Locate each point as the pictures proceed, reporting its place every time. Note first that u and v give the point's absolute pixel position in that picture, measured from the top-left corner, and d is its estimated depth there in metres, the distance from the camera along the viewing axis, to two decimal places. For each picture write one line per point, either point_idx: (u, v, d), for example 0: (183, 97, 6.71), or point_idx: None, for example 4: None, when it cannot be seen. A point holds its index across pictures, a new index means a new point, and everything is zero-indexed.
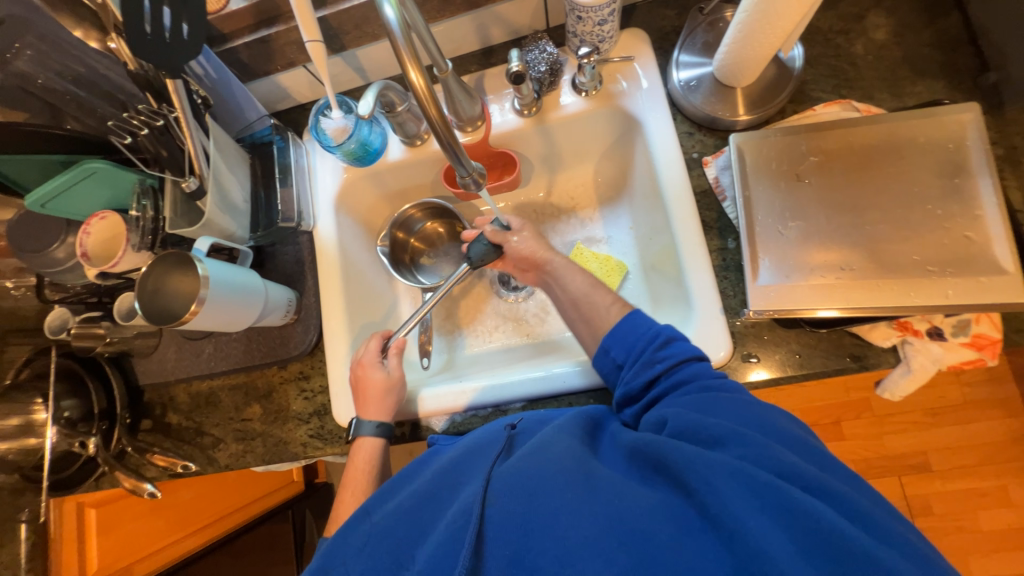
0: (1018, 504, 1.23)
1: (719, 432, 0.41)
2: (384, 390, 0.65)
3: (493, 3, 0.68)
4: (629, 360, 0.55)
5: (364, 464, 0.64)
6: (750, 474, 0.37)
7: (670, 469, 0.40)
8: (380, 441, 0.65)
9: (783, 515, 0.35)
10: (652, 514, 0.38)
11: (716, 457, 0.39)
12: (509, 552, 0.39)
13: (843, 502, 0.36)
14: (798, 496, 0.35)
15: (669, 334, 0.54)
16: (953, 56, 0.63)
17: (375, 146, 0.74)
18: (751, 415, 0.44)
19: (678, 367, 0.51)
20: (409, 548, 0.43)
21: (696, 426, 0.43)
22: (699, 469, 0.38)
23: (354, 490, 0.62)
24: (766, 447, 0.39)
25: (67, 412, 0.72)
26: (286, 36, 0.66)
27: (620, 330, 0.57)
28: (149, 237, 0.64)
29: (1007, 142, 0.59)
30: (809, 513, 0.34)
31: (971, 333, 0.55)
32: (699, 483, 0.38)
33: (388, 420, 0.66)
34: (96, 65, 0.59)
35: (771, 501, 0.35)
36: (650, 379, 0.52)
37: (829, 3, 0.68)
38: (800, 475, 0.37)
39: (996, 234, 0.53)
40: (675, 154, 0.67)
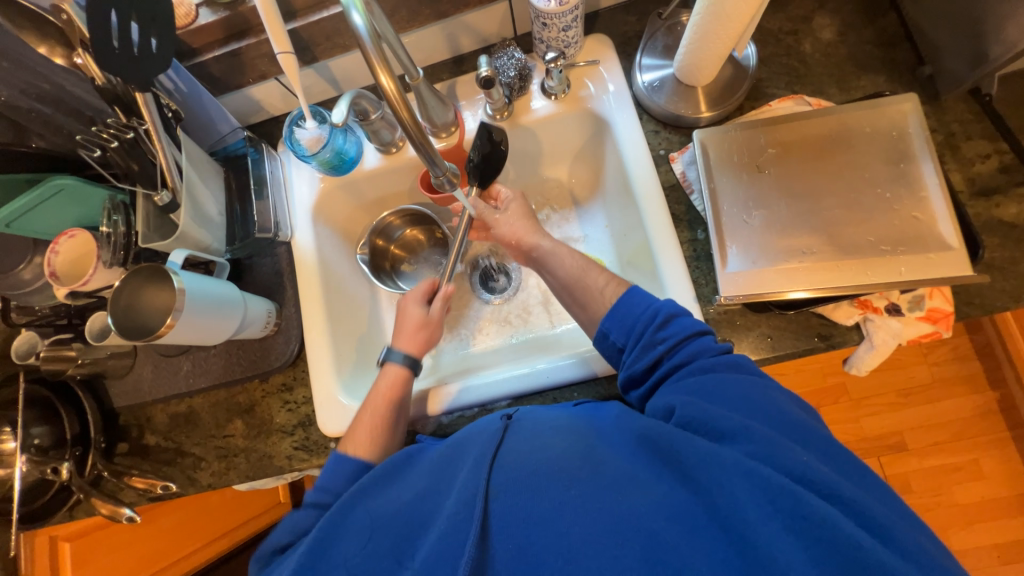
0: (990, 476, 1.28)
1: (728, 427, 0.43)
2: (420, 325, 0.70)
3: (461, 12, 0.70)
4: (630, 342, 0.55)
5: (389, 389, 0.65)
6: (767, 478, 0.38)
7: (681, 465, 0.42)
8: (408, 371, 0.67)
9: (793, 517, 0.36)
10: (661, 510, 0.39)
11: (731, 458, 0.40)
12: (514, 547, 0.40)
13: (854, 508, 0.37)
14: (814, 503, 0.36)
15: (668, 311, 0.55)
16: (892, 52, 0.68)
17: (350, 154, 0.75)
18: (758, 408, 0.45)
19: (678, 346, 0.52)
20: (410, 542, 0.43)
21: (701, 419, 0.44)
22: (712, 470, 0.40)
23: (371, 414, 0.63)
24: (776, 448, 0.40)
25: (37, 439, 0.68)
26: (256, 49, 0.67)
27: (622, 308, 0.57)
28: (121, 253, 0.63)
29: (945, 129, 0.64)
30: (825, 520, 0.35)
31: (925, 308, 0.59)
32: (712, 485, 0.39)
33: (418, 354, 0.69)
34: (62, 82, 0.58)
35: (784, 503, 0.37)
36: (652, 362, 0.53)
37: (777, 6, 0.72)
38: (813, 480, 0.38)
39: (940, 213, 0.57)
40: (644, 152, 0.70)
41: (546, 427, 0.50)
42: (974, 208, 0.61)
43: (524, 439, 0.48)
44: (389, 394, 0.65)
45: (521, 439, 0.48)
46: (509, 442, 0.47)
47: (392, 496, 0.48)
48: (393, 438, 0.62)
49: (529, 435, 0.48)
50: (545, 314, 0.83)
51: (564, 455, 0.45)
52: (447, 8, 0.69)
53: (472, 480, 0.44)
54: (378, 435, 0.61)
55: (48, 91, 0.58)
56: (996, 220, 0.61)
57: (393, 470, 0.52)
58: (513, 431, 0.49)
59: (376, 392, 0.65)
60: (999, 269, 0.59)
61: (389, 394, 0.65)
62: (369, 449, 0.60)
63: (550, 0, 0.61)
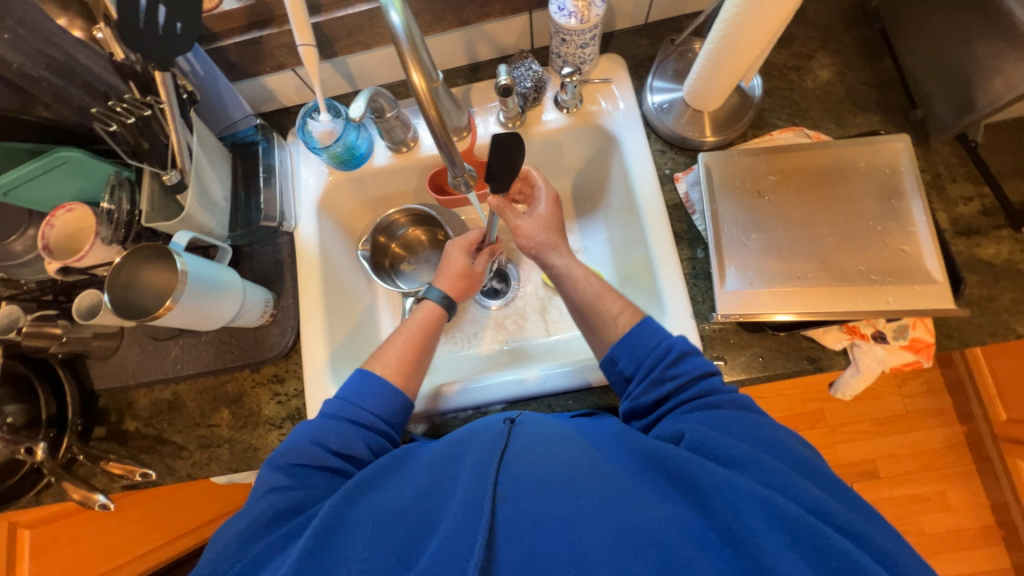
0: (955, 508, 1.32)
1: (739, 453, 0.44)
2: (462, 272, 0.71)
3: (483, 22, 0.72)
4: (638, 374, 0.56)
5: (422, 323, 0.67)
6: (785, 508, 0.39)
7: (691, 486, 0.43)
8: (443, 311, 0.69)
9: (805, 546, 0.38)
10: (671, 527, 0.40)
11: (746, 484, 0.41)
12: (522, 553, 0.41)
13: (867, 542, 0.39)
14: (832, 536, 0.37)
15: (680, 349, 0.55)
16: (887, 94, 0.72)
17: (361, 150, 0.76)
18: (762, 439, 0.46)
19: (689, 384, 0.53)
20: (417, 541, 0.44)
21: (709, 445, 0.45)
22: (727, 495, 0.41)
23: (404, 340, 0.65)
24: (786, 477, 0.42)
25: (11, 417, 0.65)
26: (278, 39, 0.68)
27: (633, 338, 0.57)
28: (122, 231, 0.62)
29: (933, 170, 0.68)
30: (842, 553, 0.37)
31: (908, 337, 0.61)
32: (726, 508, 0.40)
33: (454, 298, 0.71)
34: (74, 53, 0.57)
35: (799, 533, 0.38)
36: (660, 397, 0.54)
37: (782, 43, 0.76)
38: (827, 513, 0.39)
39: (926, 248, 0.60)
40: (650, 170, 0.72)
41: (548, 436, 0.51)
42: (957, 246, 0.65)
43: (534, 446, 0.49)
44: (425, 326, 0.67)
45: (526, 444, 0.49)
46: (514, 447, 0.49)
47: (393, 493, 0.48)
48: (421, 365, 0.64)
49: (537, 443, 0.49)
50: (540, 322, 0.84)
51: (571, 466, 0.46)
52: (470, 17, 0.70)
53: (480, 483, 0.45)
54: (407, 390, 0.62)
55: (60, 61, 0.56)
56: (977, 259, 0.64)
57: (391, 465, 0.51)
58: (517, 439, 0.50)
59: (411, 320, 0.68)
60: (977, 305, 0.63)
61: (425, 326, 0.67)
62: (397, 373, 0.62)
63: (571, 17, 0.63)
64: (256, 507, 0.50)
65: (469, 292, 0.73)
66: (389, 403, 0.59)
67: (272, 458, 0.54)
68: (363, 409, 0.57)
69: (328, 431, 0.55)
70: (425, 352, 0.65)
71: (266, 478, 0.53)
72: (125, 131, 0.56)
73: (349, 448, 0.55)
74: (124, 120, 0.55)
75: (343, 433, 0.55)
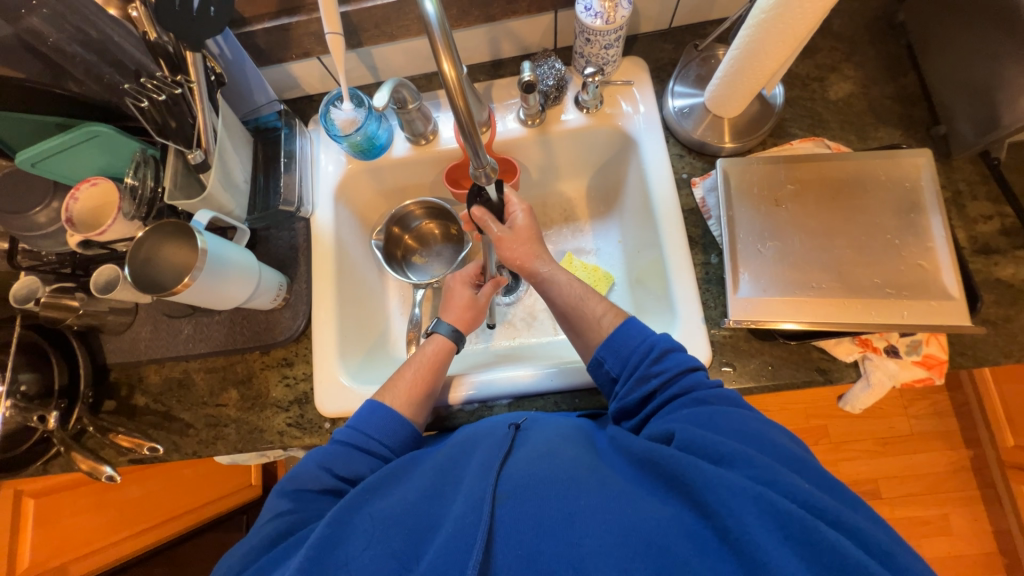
0: (957, 533, 1.31)
1: (728, 450, 0.43)
2: (467, 305, 0.71)
3: (508, 19, 0.73)
4: (624, 374, 0.56)
5: (431, 359, 0.66)
6: (775, 503, 0.39)
7: (685, 486, 0.42)
8: (451, 345, 0.68)
9: (800, 543, 0.37)
10: (667, 528, 0.40)
11: (736, 481, 0.40)
12: (521, 554, 0.41)
13: (858, 535, 0.39)
14: (823, 530, 0.37)
15: (664, 346, 0.55)
16: (910, 109, 0.72)
17: (380, 141, 0.76)
18: (751, 433, 0.46)
19: (673, 380, 0.53)
20: (420, 543, 0.44)
21: (699, 443, 0.45)
22: (719, 492, 0.40)
23: (413, 373, 0.64)
24: (775, 472, 0.41)
25: (24, 386, 0.66)
26: (306, 26, 0.69)
27: (618, 339, 0.57)
28: (144, 208, 0.63)
29: (953, 187, 0.68)
30: (833, 547, 0.37)
31: (922, 353, 0.61)
32: (719, 505, 0.40)
33: (462, 330, 0.70)
34: (109, 31, 0.59)
35: (792, 526, 0.38)
36: (647, 394, 0.54)
37: (806, 53, 0.76)
38: (818, 506, 0.39)
39: (944, 264, 0.59)
40: (667, 173, 0.72)
41: (550, 438, 0.51)
42: (975, 264, 0.64)
43: (531, 448, 0.49)
44: (433, 359, 0.66)
45: (526, 448, 0.50)
46: (516, 452, 0.49)
47: (396, 496, 0.49)
48: (429, 398, 0.63)
49: (535, 445, 0.50)
50: (549, 322, 0.84)
51: (570, 468, 0.46)
52: (496, 13, 0.71)
53: (480, 486, 0.46)
54: (416, 397, 0.62)
55: (95, 39, 0.58)
56: (994, 278, 0.64)
57: (399, 469, 0.52)
58: (518, 444, 0.51)
59: (421, 354, 0.67)
60: (993, 324, 0.62)
61: (433, 359, 0.66)
62: (404, 405, 0.61)
63: (597, 18, 0.64)
64: (263, 529, 0.51)
65: (474, 325, 0.73)
66: (395, 431, 0.58)
67: (280, 484, 0.54)
68: (369, 437, 0.57)
69: (334, 457, 0.55)
70: (431, 388, 0.63)
71: (273, 504, 0.53)
72: (153, 108, 0.56)
73: (354, 472, 0.55)
74: (154, 97, 0.56)
75: (350, 458, 0.55)
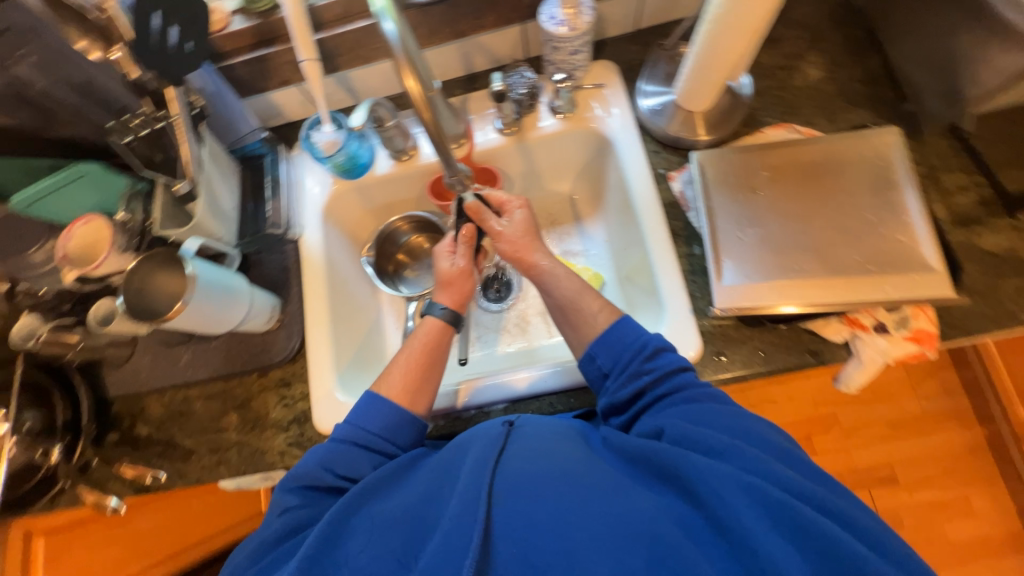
0: (981, 514, 1.28)
1: (719, 443, 0.43)
2: (451, 275, 0.70)
3: (478, 33, 0.75)
4: (616, 369, 0.56)
5: (424, 339, 0.66)
6: (764, 491, 0.39)
7: (678, 478, 0.42)
8: (448, 328, 0.68)
9: (790, 530, 0.38)
10: (659, 518, 0.40)
11: (728, 471, 0.41)
12: (516, 551, 0.41)
13: (839, 515, 0.39)
14: (806, 513, 0.38)
15: (656, 344, 0.56)
16: (878, 90, 0.73)
17: (363, 159, 0.78)
18: (742, 429, 0.46)
19: (665, 378, 0.53)
20: (417, 545, 0.45)
21: (691, 436, 0.45)
22: (711, 482, 0.40)
23: (406, 360, 0.64)
24: (765, 462, 0.42)
25: (29, 422, 0.68)
26: (283, 55, 0.71)
27: (611, 336, 0.58)
28: (135, 239, 0.66)
29: (927, 162, 0.68)
30: (816, 529, 0.37)
31: (911, 328, 0.61)
32: (711, 495, 0.40)
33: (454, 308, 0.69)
34: (96, 75, 0.60)
35: (780, 514, 0.38)
36: (637, 391, 0.54)
37: (771, 44, 0.78)
38: (804, 492, 0.40)
39: (922, 237, 0.60)
40: (644, 169, 0.73)
41: (546, 435, 0.50)
42: (956, 236, 0.65)
43: (527, 445, 0.48)
44: (426, 343, 0.65)
45: (521, 446, 0.48)
46: (511, 449, 0.48)
47: (393, 501, 0.48)
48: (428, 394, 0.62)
49: (531, 441, 0.49)
50: (543, 325, 0.84)
51: (566, 465, 0.45)
52: (465, 29, 0.74)
53: (475, 486, 0.45)
54: (411, 378, 0.62)
55: (82, 82, 0.60)
56: (978, 249, 0.64)
57: (396, 473, 0.51)
58: (514, 439, 0.49)
59: (413, 340, 0.66)
60: (981, 294, 0.62)
61: (427, 343, 0.65)
62: (402, 395, 0.60)
63: (561, 26, 0.66)
64: (271, 524, 0.52)
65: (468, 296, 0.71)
66: (403, 429, 0.57)
67: (284, 480, 0.55)
68: (369, 432, 0.56)
69: (335, 456, 0.54)
70: (427, 369, 0.63)
71: (279, 499, 0.54)
72: (141, 142, 0.60)
73: (356, 471, 0.54)
74: (139, 132, 0.59)
75: (350, 457, 0.54)
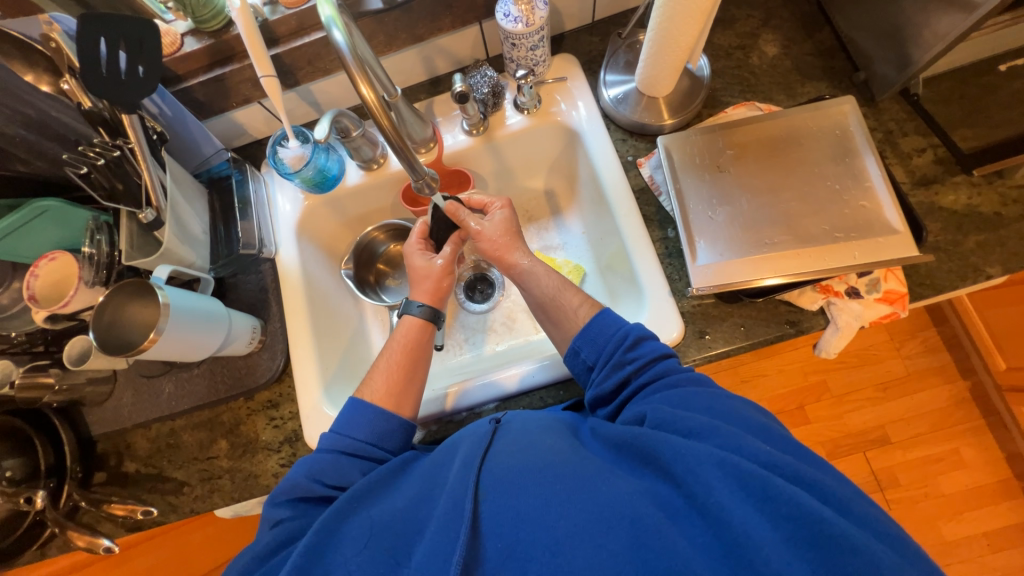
0: (971, 465, 1.31)
1: (697, 424, 0.44)
2: (428, 274, 0.70)
3: (436, 37, 0.75)
4: (600, 362, 0.57)
5: (403, 340, 0.66)
6: (737, 466, 0.39)
7: (656, 461, 0.43)
8: (426, 325, 0.68)
9: (766, 503, 0.38)
10: (637, 501, 0.41)
11: (703, 449, 0.41)
12: (502, 545, 0.41)
13: (815, 486, 0.39)
14: (780, 484, 0.38)
15: (637, 333, 0.56)
16: (831, 61, 0.75)
17: (332, 172, 0.78)
18: (722, 410, 0.47)
19: (646, 367, 0.54)
20: (405, 548, 0.45)
21: (670, 419, 0.45)
22: (687, 462, 0.41)
23: (387, 362, 0.64)
24: (741, 439, 0.42)
25: (9, 472, 0.67)
26: (240, 73, 0.71)
27: (593, 329, 0.58)
28: (104, 272, 0.64)
29: (883, 128, 0.70)
30: (790, 499, 0.37)
31: (882, 289, 0.63)
32: (687, 474, 0.41)
33: (433, 306, 0.69)
34: (47, 108, 0.59)
35: (753, 488, 0.38)
36: (621, 381, 0.54)
37: (725, 25, 0.79)
38: (779, 465, 0.40)
39: (884, 200, 0.61)
40: (612, 158, 0.74)
41: (532, 429, 0.51)
42: (917, 196, 0.66)
43: (513, 440, 0.49)
44: (405, 343, 0.66)
45: (507, 441, 0.49)
46: (498, 445, 0.49)
47: (382, 505, 0.48)
48: (415, 401, 0.62)
49: (517, 436, 0.50)
50: (528, 322, 0.84)
51: (550, 455, 0.46)
52: (423, 33, 0.73)
53: (462, 483, 0.46)
54: (393, 384, 0.62)
55: (34, 117, 0.58)
56: (938, 208, 0.66)
57: (385, 478, 0.51)
58: (501, 434, 0.51)
59: (393, 341, 0.67)
60: (944, 250, 0.64)
61: (406, 343, 0.66)
62: (385, 398, 0.61)
63: (517, 23, 0.66)
64: (263, 538, 0.51)
65: (447, 291, 0.72)
66: (387, 434, 0.57)
67: (273, 495, 0.54)
68: (355, 440, 0.56)
69: (324, 467, 0.54)
70: (410, 371, 0.63)
71: (269, 514, 0.53)
72: (97, 174, 0.57)
73: (345, 479, 0.54)
74: (95, 163, 0.56)
75: (339, 467, 0.54)
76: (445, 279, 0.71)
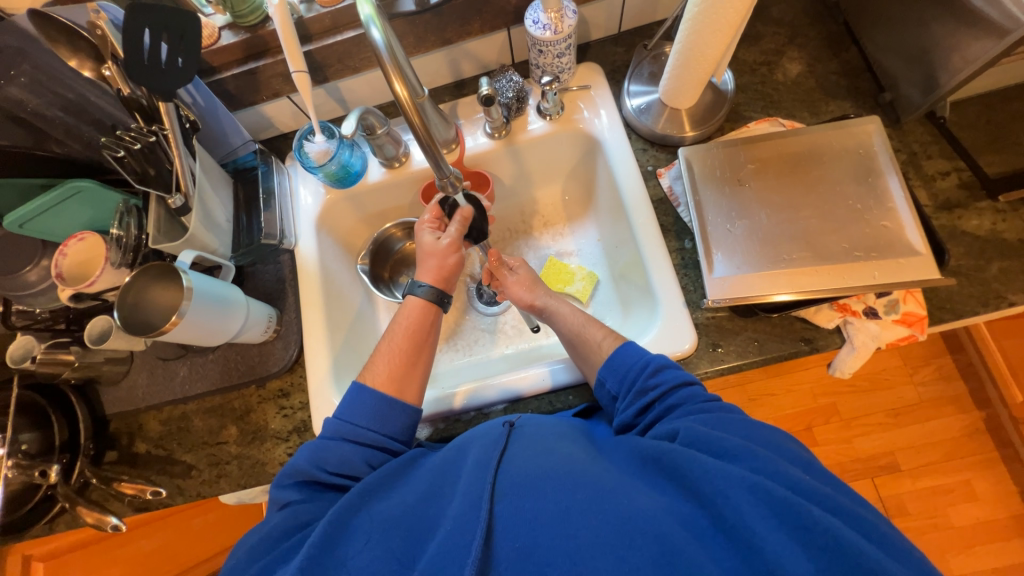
0: (983, 498, 1.28)
1: (731, 445, 0.44)
2: (431, 252, 0.69)
3: (464, 40, 0.77)
4: (624, 391, 0.57)
5: (405, 328, 0.66)
6: (770, 491, 0.39)
7: (682, 479, 0.43)
8: (431, 307, 0.68)
9: (799, 531, 0.37)
10: (662, 518, 0.40)
11: (735, 472, 0.41)
12: (518, 547, 0.42)
13: (849, 516, 0.39)
14: (816, 513, 0.37)
15: (658, 362, 0.56)
16: (856, 81, 0.75)
17: (355, 168, 0.79)
18: (754, 433, 0.46)
19: (669, 394, 0.54)
20: (416, 544, 0.45)
21: (701, 438, 0.45)
22: (717, 482, 0.41)
23: (387, 344, 0.65)
24: (776, 464, 0.42)
25: (25, 445, 0.66)
26: (272, 68, 0.72)
27: (615, 360, 0.58)
28: (130, 254, 0.65)
29: (908, 149, 0.70)
30: (826, 529, 0.37)
31: (900, 311, 0.62)
32: (716, 496, 0.40)
33: (435, 288, 0.69)
34: (85, 92, 0.62)
35: (786, 513, 0.38)
36: (643, 407, 0.55)
37: (751, 41, 0.79)
38: (814, 493, 0.40)
39: (906, 222, 0.61)
40: (633, 168, 0.74)
41: (548, 436, 0.51)
42: (939, 220, 0.66)
43: (529, 445, 0.49)
44: (407, 327, 0.66)
45: (523, 446, 0.50)
46: (513, 449, 0.49)
47: (394, 499, 0.49)
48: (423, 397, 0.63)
49: (533, 442, 0.50)
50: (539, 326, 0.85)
51: (568, 463, 0.46)
52: (451, 37, 0.74)
53: (478, 483, 0.46)
54: (404, 377, 0.62)
55: (72, 101, 0.62)
56: (961, 232, 0.65)
57: (397, 472, 0.52)
58: (515, 439, 0.51)
59: (396, 325, 0.67)
60: (966, 275, 0.63)
61: (409, 327, 0.66)
62: (389, 380, 0.61)
63: (545, 30, 0.67)
64: (271, 520, 0.52)
65: (451, 270, 0.70)
66: (389, 417, 0.58)
67: (279, 477, 0.55)
68: (358, 427, 0.56)
69: (325, 452, 0.54)
70: (411, 355, 0.64)
71: (276, 496, 0.54)
72: (131, 158, 0.58)
73: (345, 466, 0.54)
74: (130, 146, 0.57)
75: (340, 450, 0.55)
76: (451, 258, 0.69)
